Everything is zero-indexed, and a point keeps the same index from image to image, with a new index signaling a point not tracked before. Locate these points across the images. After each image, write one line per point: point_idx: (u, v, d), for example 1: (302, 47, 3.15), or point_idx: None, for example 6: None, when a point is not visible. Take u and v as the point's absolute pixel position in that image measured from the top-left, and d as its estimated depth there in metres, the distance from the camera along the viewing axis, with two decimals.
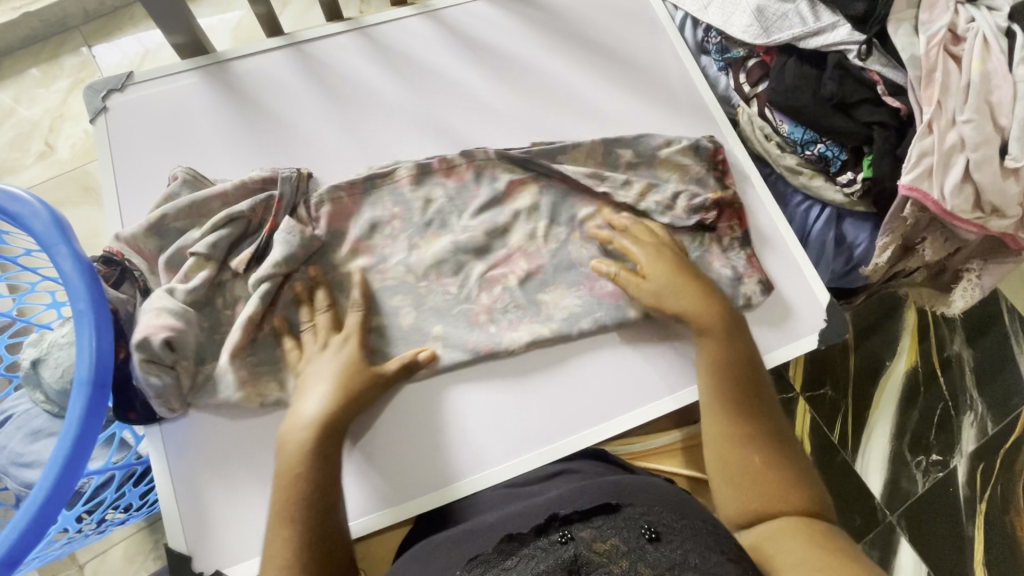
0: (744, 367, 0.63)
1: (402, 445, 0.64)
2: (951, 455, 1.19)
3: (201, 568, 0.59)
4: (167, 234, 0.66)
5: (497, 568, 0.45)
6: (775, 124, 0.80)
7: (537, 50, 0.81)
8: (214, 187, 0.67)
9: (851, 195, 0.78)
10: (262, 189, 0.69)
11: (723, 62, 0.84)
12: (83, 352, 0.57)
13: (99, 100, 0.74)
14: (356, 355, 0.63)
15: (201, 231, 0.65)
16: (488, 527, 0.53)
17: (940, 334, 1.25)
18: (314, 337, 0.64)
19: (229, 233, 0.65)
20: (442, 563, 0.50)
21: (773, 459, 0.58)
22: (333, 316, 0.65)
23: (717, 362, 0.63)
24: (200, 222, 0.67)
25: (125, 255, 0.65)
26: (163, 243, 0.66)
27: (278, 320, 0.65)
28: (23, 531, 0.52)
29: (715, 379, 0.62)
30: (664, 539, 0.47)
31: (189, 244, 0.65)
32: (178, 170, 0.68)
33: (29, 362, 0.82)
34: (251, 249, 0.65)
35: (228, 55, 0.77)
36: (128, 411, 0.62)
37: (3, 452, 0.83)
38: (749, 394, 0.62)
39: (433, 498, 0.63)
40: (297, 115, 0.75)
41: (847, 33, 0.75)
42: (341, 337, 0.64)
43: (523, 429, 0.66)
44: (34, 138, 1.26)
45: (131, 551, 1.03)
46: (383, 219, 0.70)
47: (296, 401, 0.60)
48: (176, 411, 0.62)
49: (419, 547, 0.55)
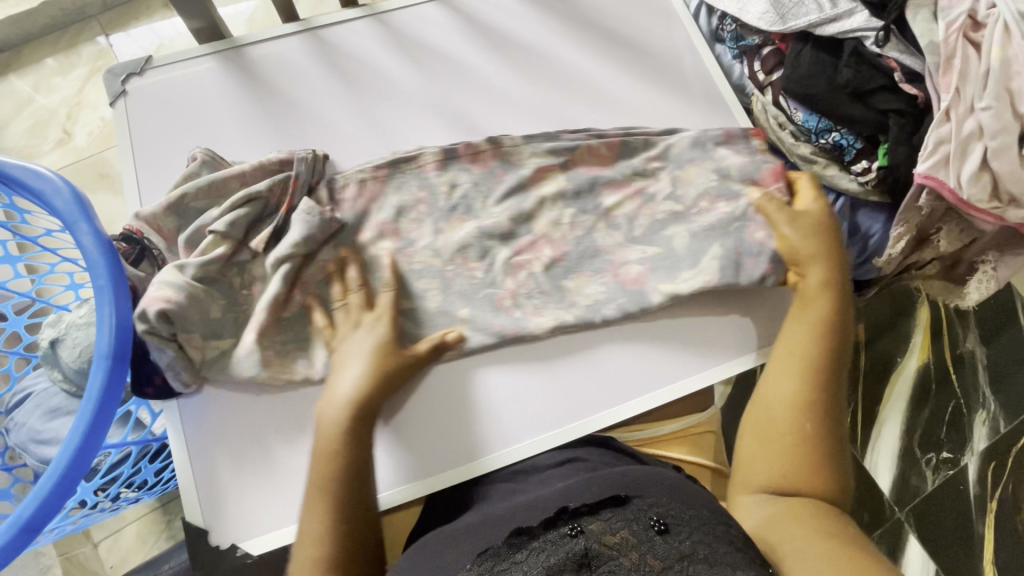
0: (829, 348, 0.61)
1: (417, 423, 0.65)
2: (962, 453, 1.18)
3: (217, 541, 0.61)
4: (185, 214, 0.67)
5: (506, 562, 0.46)
6: (789, 112, 0.80)
7: (551, 37, 0.81)
8: (232, 168, 0.68)
9: (866, 184, 0.77)
10: (280, 171, 0.69)
11: (738, 49, 0.84)
12: (103, 326, 0.58)
13: (118, 84, 0.75)
14: (389, 334, 0.63)
15: (219, 210, 0.65)
16: (496, 520, 0.54)
17: (953, 331, 1.23)
18: (346, 316, 0.65)
19: (246, 213, 0.65)
20: (450, 558, 0.50)
21: (822, 449, 0.56)
22: (369, 295, 0.66)
23: (810, 331, 0.61)
24: (219, 202, 0.68)
25: (144, 233, 0.66)
26: (182, 224, 0.67)
27: (308, 298, 0.65)
28: (45, 500, 0.54)
29: (787, 357, 0.61)
30: (673, 531, 0.47)
31: (207, 223, 0.65)
32: (198, 152, 0.69)
33: (48, 342, 0.84)
34: (268, 228, 0.66)
35: (245, 40, 0.78)
36: (146, 386, 0.63)
37: (23, 428, 0.85)
38: (821, 376, 0.59)
39: (441, 477, 0.64)
40: (312, 99, 0.76)
41: (865, 19, 0.74)
42: (375, 315, 0.64)
43: (533, 411, 0.67)
44: (52, 125, 1.28)
45: (143, 532, 1.05)
46: (392, 206, 0.70)
47: (332, 380, 0.61)
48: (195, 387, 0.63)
49: (435, 535, 0.55)
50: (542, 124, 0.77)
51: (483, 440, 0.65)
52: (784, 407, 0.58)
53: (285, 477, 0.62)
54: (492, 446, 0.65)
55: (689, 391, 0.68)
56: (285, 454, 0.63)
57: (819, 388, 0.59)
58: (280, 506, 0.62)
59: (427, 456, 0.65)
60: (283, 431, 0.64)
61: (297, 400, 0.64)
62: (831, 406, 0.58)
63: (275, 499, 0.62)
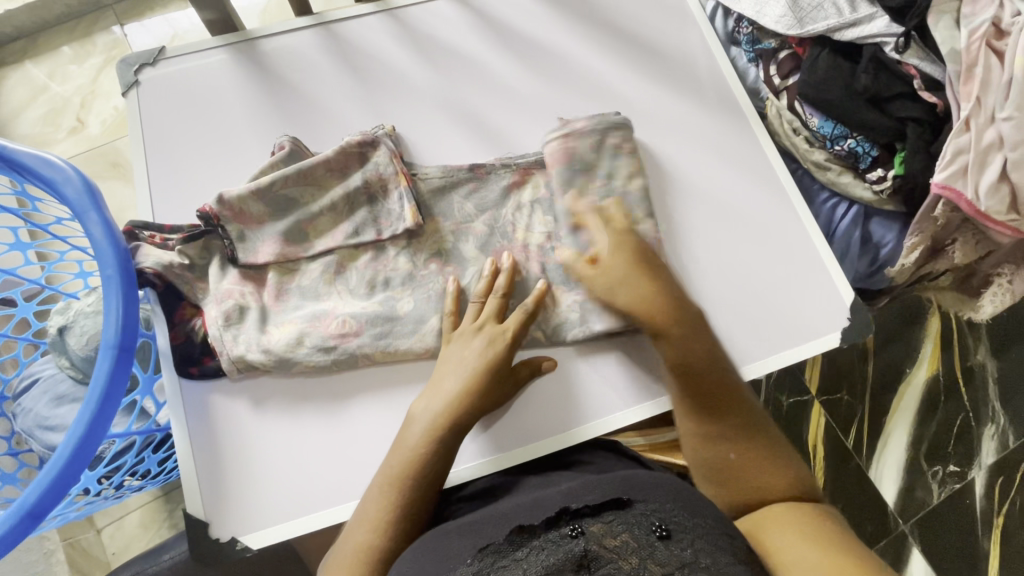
0: (712, 369, 0.61)
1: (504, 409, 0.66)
2: (969, 467, 1.17)
3: (217, 534, 0.60)
4: (273, 202, 0.67)
5: (507, 559, 0.46)
6: (805, 118, 0.79)
7: (565, 38, 0.80)
8: (318, 155, 0.68)
9: (880, 192, 0.76)
10: (360, 154, 0.68)
11: (753, 53, 0.83)
12: (110, 316, 0.57)
13: (132, 74, 0.75)
14: (505, 351, 0.62)
15: (319, 204, 0.67)
16: (499, 516, 0.53)
17: (964, 343, 1.21)
18: (474, 317, 0.64)
19: (364, 218, 0.68)
20: (452, 551, 0.50)
21: (757, 460, 0.57)
22: (502, 306, 0.65)
23: (676, 371, 0.61)
24: (309, 190, 0.67)
25: (222, 219, 0.65)
26: (269, 210, 0.67)
27: (451, 283, 0.66)
28: (49, 486, 0.54)
29: (682, 394, 0.61)
30: (675, 538, 0.46)
31: (308, 219, 0.67)
32: (285, 140, 0.70)
33: (56, 329, 0.86)
34: (378, 231, 0.67)
35: (258, 32, 0.78)
36: (190, 366, 0.64)
37: (29, 414, 0.86)
38: (718, 403, 0.60)
39: (498, 460, 0.64)
40: (323, 92, 0.76)
41: (886, 24, 0.72)
42: (497, 329, 0.63)
43: (582, 401, 0.66)
44: (66, 113, 1.29)
45: (146, 519, 1.06)
46: (391, 209, 0.68)
47: (435, 377, 0.62)
48: (240, 372, 0.63)
49: (436, 529, 0.55)
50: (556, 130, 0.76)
51: (530, 427, 0.65)
52: (698, 443, 0.59)
53: (282, 474, 0.62)
54: (502, 443, 0.65)
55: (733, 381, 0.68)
56: (283, 453, 0.63)
57: (716, 415, 0.59)
58: (276, 504, 0.61)
59: (491, 437, 0.65)
60: (287, 425, 0.64)
61: (304, 393, 0.64)
62: (744, 420, 0.59)
63: (274, 495, 0.62)
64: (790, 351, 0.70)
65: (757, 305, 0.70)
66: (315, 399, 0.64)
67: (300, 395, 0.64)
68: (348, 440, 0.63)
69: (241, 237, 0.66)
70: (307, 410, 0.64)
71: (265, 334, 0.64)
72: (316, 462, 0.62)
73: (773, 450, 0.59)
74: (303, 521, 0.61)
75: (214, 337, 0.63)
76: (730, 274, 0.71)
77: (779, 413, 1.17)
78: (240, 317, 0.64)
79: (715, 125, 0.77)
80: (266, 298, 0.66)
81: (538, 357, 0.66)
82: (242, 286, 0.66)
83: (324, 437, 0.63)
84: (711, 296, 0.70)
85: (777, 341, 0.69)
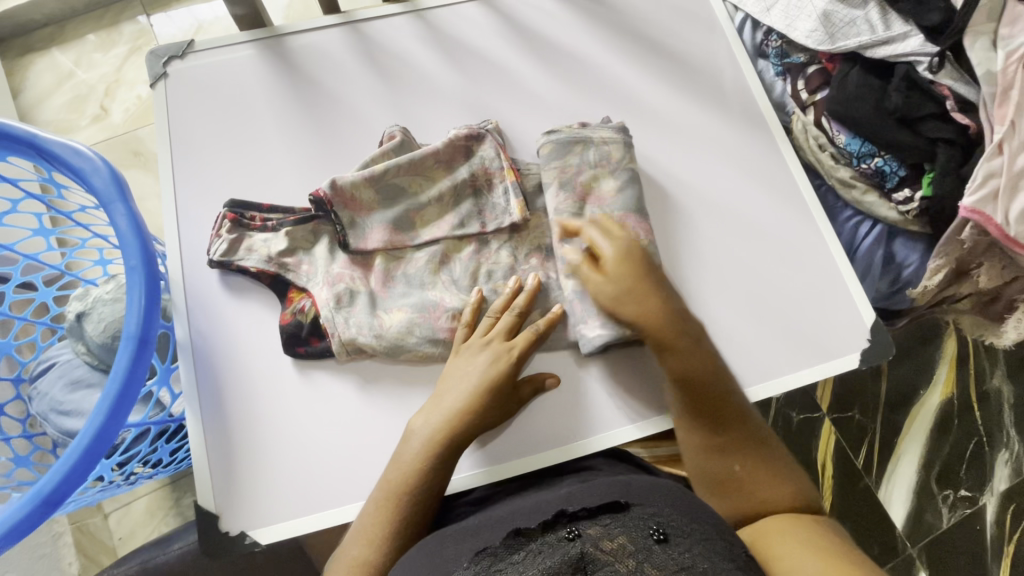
0: (716, 386, 0.60)
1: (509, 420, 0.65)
2: (981, 493, 1.15)
3: (226, 528, 0.60)
4: (384, 190, 0.67)
5: (503, 563, 0.45)
6: (831, 134, 0.78)
7: (591, 44, 0.80)
8: (427, 146, 0.69)
9: (907, 213, 0.75)
10: (467, 147, 0.69)
11: (781, 66, 0.82)
12: (132, 307, 0.58)
13: (160, 65, 0.76)
14: (507, 371, 0.61)
15: (427, 195, 0.68)
16: (498, 521, 0.53)
17: (980, 366, 1.19)
18: (485, 330, 0.64)
19: (467, 212, 0.68)
20: (450, 556, 0.49)
21: (764, 474, 0.57)
22: (516, 324, 0.64)
23: (678, 385, 0.60)
24: (417, 181, 0.68)
25: (335, 206, 0.66)
26: (378, 198, 0.67)
27: (478, 293, 0.65)
28: (66, 473, 0.54)
29: (683, 407, 0.60)
30: (673, 542, 0.45)
31: (415, 210, 0.68)
32: (395, 130, 0.71)
33: (74, 315, 0.87)
34: (487, 225, 0.67)
35: (286, 29, 0.78)
36: (298, 345, 0.65)
37: (44, 397, 0.87)
38: (717, 420, 0.59)
39: (496, 471, 0.64)
40: (348, 91, 0.76)
41: (919, 43, 0.72)
42: (506, 347, 0.62)
43: (587, 414, 0.65)
44: (90, 101, 1.30)
45: (152, 506, 1.07)
46: (462, 211, 0.68)
47: (437, 392, 0.62)
48: (348, 354, 0.64)
49: (434, 535, 0.54)
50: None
51: (532, 438, 0.65)
52: (701, 455, 0.59)
53: (294, 472, 0.62)
54: (508, 454, 0.64)
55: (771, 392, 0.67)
56: (295, 452, 0.63)
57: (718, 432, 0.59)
58: (286, 501, 0.61)
59: (506, 444, 0.64)
60: (298, 424, 0.64)
61: (318, 393, 0.64)
62: (748, 434, 0.59)
63: (285, 492, 0.62)
64: (807, 370, 0.69)
65: (773, 322, 0.70)
66: (352, 390, 0.65)
67: (308, 393, 0.64)
68: (360, 441, 0.63)
69: (350, 223, 0.66)
70: (320, 409, 0.64)
71: (376, 318, 0.64)
72: (327, 462, 0.62)
73: (781, 466, 0.58)
74: (310, 518, 0.61)
75: (327, 319, 0.64)
76: (747, 289, 0.71)
77: (788, 428, 1.16)
78: (351, 300, 0.65)
79: (741, 139, 0.77)
80: (373, 284, 0.67)
81: (541, 374, 0.65)
82: (351, 270, 0.67)
83: (333, 434, 0.63)
84: (727, 312, 0.70)
85: (795, 360, 0.69)
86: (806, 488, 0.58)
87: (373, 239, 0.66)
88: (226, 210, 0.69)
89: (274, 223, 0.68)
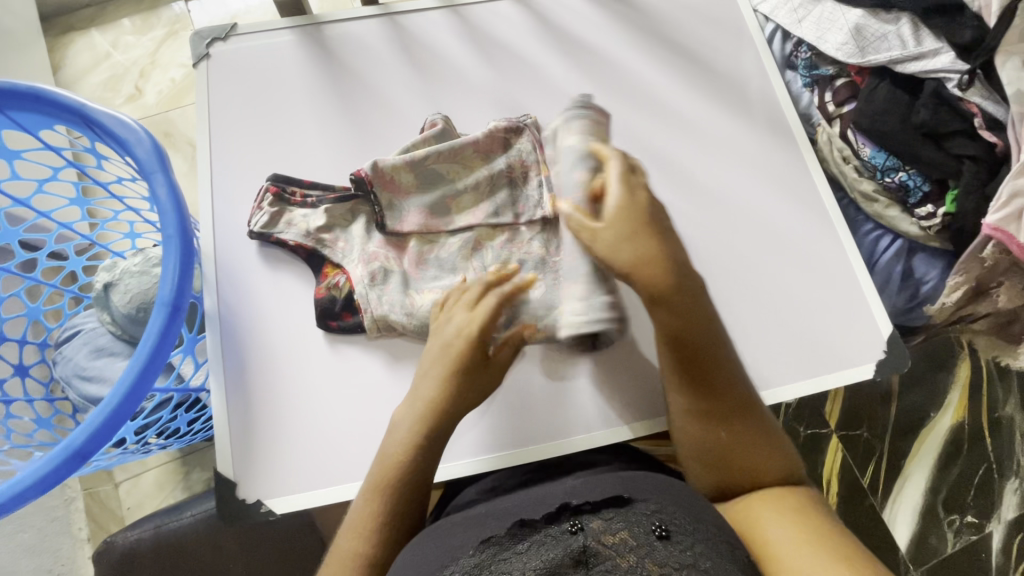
0: (707, 349, 0.57)
1: (518, 406, 0.67)
2: (988, 520, 1.14)
3: (244, 495, 0.62)
4: (422, 174, 0.69)
5: (508, 552, 0.46)
6: (856, 147, 0.79)
7: (622, 47, 0.81)
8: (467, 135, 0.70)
9: (929, 229, 0.76)
10: (506, 138, 0.70)
11: (809, 78, 0.83)
12: (166, 275, 0.59)
13: (203, 47, 0.78)
14: (466, 345, 0.60)
15: (465, 182, 0.69)
16: (503, 512, 0.53)
17: (994, 393, 1.18)
18: (457, 296, 0.63)
19: (502, 202, 0.70)
20: (454, 543, 0.50)
21: (749, 444, 0.56)
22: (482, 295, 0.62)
23: (671, 350, 0.58)
24: (456, 167, 0.70)
25: (374, 186, 0.69)
26: (418, 181, 0.69)
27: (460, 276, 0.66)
28: (94, 429, 0.56)
29: (677, 375, 0.58)
30: (675, 539, 0.46)
31: (452, 195, 0.70)
32: (437, 119, 0.73)
33: (102, 285, 0.89)
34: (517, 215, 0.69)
35: (326, 17, 0.80)
36: (330, 319, 0.66)
37: (68, 363, 0.89)
38: (708, 385, 0.57)
39: (507, 457, 0.65)
40: (383, 81, 0.78)
41: (950, 60, 0.73)
42: (467, 318, 0.61)
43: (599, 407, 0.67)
44: (125, 81, 1.34)
45: (162, 479, 1.09)
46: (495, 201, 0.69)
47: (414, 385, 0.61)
48: (378, 331, 0.66)
49: (432, 527, 0.55)
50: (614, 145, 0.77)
51: (541, 427, 0.66)
52: (686, 422, 0.58)
53: (311, 446, 0.63)
54: (518, 440, 0.66)
55: (787, 398, 0.68)
56: (313, 425, 0.64)
57: (708, 399, 0.57)
58: (304, 473, 0.63)
59: (515, 432, 0.66)
60: (317, 398, 0.65)
61: (339, 370, 0.66)
62: (735, 402, 0.57)
63: (301, 465, 0.63)
64: (817, 379, 0.69)
65: (789, 328, 0.70)
66: (369, 369, 0.66)
67: (337, 367, 0.66)
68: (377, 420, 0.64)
69: (389, 204, 0.69)
70: (340, 385, 0.65)
71: (407, 298, 0.66)
72: (343, 438, 0.64)
73: (767, 432, 0.57)
74: (324, 492, 0.62)
75: (360, 295, 0.66)
76: (764, 295, 0.71)
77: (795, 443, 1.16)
78: (384, 279, 0.67)
79: (766, 147, 0.77)
80: (407, 264, 0.69)
81: (517, 331, 0.63)
82: (386, 250, 0.69)
83: (350, 411, 0.65)
84: (742, 316, 0.70)
85: (809, 368, 0.69)
86: (789, 463, 0.57)
87: (406, 221, 0.69)
88: (268, 184, 0.72)
89: (313, 200, 0.71)
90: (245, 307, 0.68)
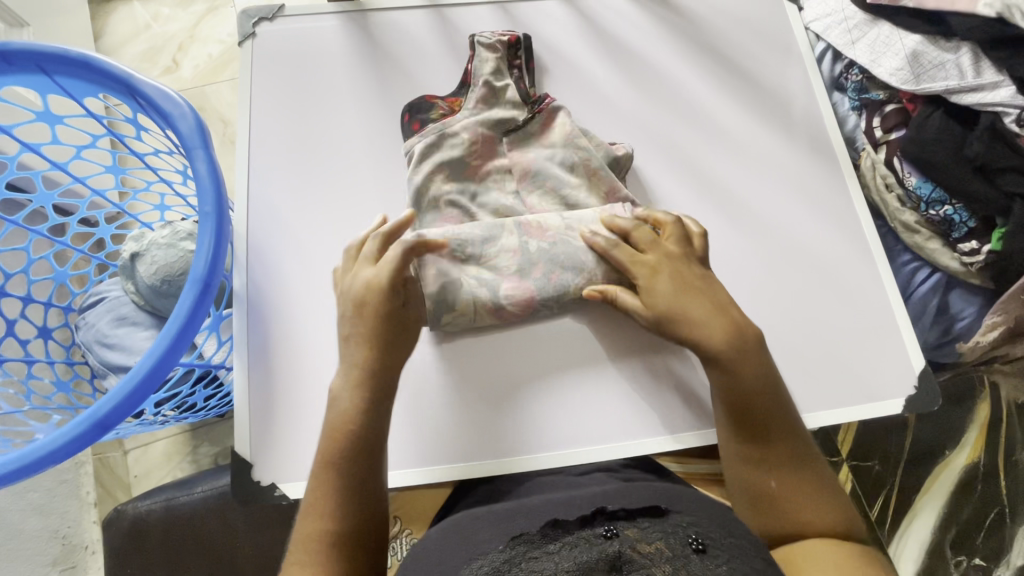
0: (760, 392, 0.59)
1: (506, 412, 0.66)
2: (995, 564, 1.12)
3: (258, 477, 0.62)
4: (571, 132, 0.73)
5: (539, 551, 0.46)
6: (902, 175, 0.78)
7: (668, 56, 0.80)
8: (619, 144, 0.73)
9: (970, 265, 0.76)
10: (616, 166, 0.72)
11: (858, 101, 0.82)
12: (201, 252, 0.59)
13: (250, 25, 0.78)
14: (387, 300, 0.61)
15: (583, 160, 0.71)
16: (531, 507, 0.54)
17: (1013, 436, 1.15)
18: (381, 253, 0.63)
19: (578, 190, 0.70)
20: (482, 537, 0.50)
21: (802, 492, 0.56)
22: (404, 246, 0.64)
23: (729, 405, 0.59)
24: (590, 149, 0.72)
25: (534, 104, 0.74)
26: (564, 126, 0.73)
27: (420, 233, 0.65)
28: (125, 396, 0.56)
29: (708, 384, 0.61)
30: (710, 553, 0.44)
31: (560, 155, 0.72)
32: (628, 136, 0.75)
33: (129, 254, 0.90)
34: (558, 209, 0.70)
35: (372, 4, 0.80)
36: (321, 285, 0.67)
37: (90, 329, 0.90)
38: (760, 431, 0.58)
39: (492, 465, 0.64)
40: (424, 73, 0.78)
41: (1010, 95, 0.71)
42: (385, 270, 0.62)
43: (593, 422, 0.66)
44: (164, 53, 1.35)
45: (170, 450, 1.10)
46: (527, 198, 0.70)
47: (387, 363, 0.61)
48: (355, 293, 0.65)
49: (448, 520, 0.55)
50: (654, 155, 0.76)
51: (528, 437, 0.65)
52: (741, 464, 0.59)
53: None
54: (508, 449, 0.64)
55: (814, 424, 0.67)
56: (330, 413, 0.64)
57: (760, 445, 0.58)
58: None
59: (504, 441, 0.65)
60: (334, 386, 0.65)
61: None
62: (789, 446, 0.58)
63: (313, 453, 0.63)
64: (840, 410, 0.67)
65: (817, 355, 0.69)
66: None
67: None
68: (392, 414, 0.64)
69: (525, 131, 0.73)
70: None
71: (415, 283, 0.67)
72: None
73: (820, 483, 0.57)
74: None
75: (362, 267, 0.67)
76: (794, 318, 0.70)
77: None
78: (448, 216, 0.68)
79: (807, 168, 0.76)
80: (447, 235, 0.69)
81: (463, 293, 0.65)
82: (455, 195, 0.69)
83: None
84: (770, 339, 0.69)
85: (836, 397, 0.68)
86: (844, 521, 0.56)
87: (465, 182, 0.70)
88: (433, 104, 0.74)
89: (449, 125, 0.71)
90: (271, 289, 0.68)
